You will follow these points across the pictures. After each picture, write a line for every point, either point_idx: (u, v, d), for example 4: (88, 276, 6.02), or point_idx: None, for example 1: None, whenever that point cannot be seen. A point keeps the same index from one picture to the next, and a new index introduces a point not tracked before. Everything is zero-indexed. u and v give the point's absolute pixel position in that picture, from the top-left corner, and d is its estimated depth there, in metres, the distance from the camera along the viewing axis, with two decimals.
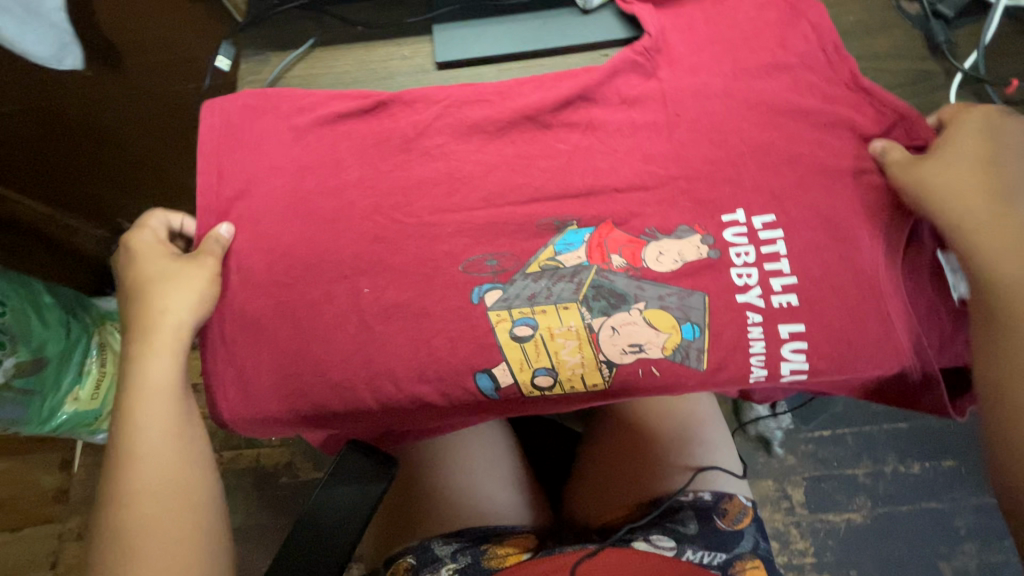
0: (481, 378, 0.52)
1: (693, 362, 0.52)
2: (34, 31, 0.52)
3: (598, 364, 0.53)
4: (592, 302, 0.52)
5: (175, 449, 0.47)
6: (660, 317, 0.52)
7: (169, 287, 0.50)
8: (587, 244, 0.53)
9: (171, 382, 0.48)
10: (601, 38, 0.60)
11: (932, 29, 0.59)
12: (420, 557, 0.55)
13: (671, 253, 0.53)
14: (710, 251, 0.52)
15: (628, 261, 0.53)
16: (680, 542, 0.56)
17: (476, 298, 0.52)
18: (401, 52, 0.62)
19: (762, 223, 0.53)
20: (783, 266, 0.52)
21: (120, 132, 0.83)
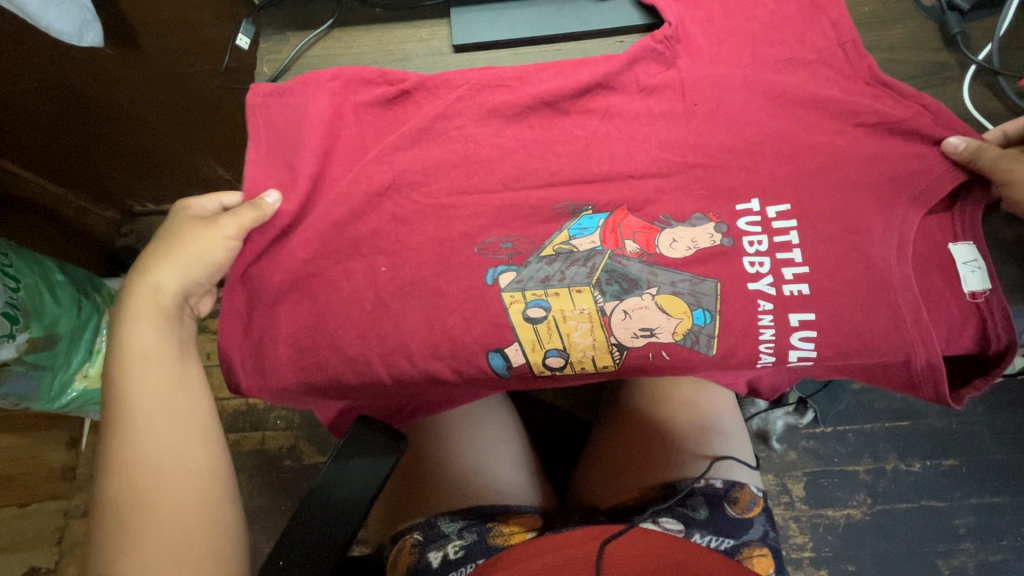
0: (493, 358, 0.53)
1: (704, 348, 0.53)
2: (56, 6, 0.53)
3: (609, 347, 0.53)
4: (604, 286, 0.53)
5: (164, 412, 0.47)
6: (671, 303, 0.53)
7: (181, 244, 0.50)
8: (601, 229, 0.54)
9: (158, 345, 0.49)
10: (617, 24, 0.60)
11: (948, 21, 0.59)
12: (425, 533, 0.56)
13: (685, 241, 0.53)
14: (723, 239, 0.53)
15: (642, 246, 0.53)
16: (688, 525, 0.57)
17: (491, 279, 0.53)
18: (419, 35, 0.62)
19: (776, 212, 0.53)
20: (795, 255, 0.52)
21: (134, 113, 0.83)
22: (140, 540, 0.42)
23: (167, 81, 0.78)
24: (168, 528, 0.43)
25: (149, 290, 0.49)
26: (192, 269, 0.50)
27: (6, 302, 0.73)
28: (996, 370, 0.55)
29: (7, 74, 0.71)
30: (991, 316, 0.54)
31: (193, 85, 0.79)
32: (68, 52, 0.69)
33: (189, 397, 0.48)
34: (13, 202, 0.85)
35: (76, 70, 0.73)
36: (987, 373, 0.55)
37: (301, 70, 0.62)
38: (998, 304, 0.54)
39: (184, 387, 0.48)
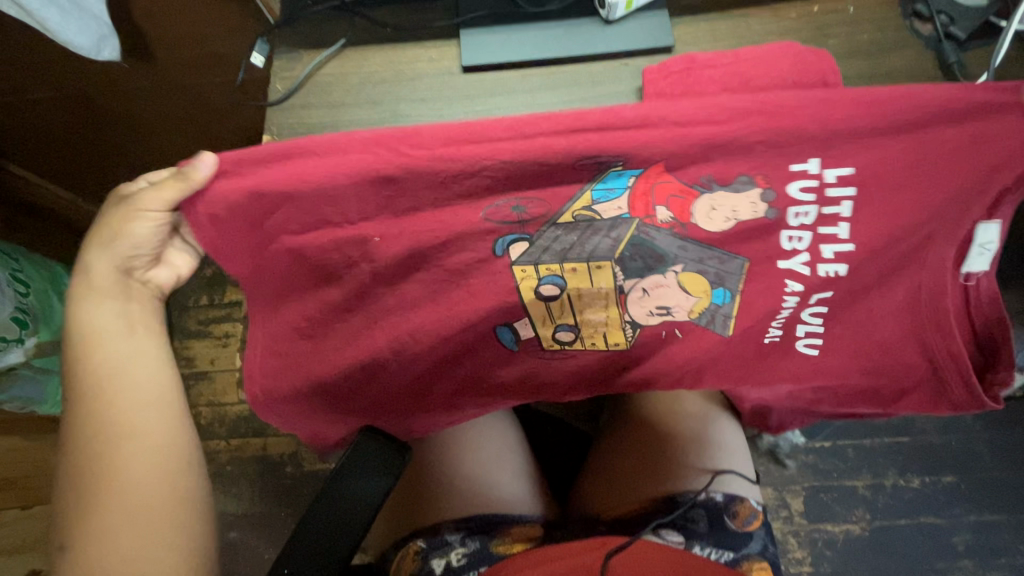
0: (502, 332, 0.54)
1: (720, 328, 0.53)
2: (77, 22, 0.54)
3: (621, 324, 0.54)
4: (626, 262, 0.49)
5: (126, 388, 0.47)
6: (693, 280, 0.50)
7: (111, 223, 0.45)
8: (631, 191, 0.44)
9: (112, 325, 0.48)
10: (625, 47, 0.58)
11: (944, 51, 0.57)
12: (429, 540, 0.57)
13: (724, 209, 0.45)
14: (766, 211, 0.45)
15: (675, 214, 0.45)
16: (689, 537, 0.58)
17: (499, 250, 0.47)
18: (428, 56, 0.61)
19: (835, 177, 0.43)
20: (841, 231, 0.46)
21: (146, 124, 0.84)
22: (111, 506, 0.44)
23: (179, 92, 0.79)
24: (137, 497, 0.45)
25: (94, 266, 0.47)
26: (127, 239, 0.46)
27: (16, 307, 0.74)
28: (1004, 356, 0.53)
29: (21, 84, 0.73)
30: (981, 298, 0.52)
31: (206, 97, 0.80)
32: (84, 64, 0.71)
33: (154, 372, 0.49)
34: (19, 207, 0.88)
35: (93, 81, 0.74)
36: (998, 362, 0.54)
37: (315, 89, 0.60)
38: (986, 281, 0.51)
39: (144, 362, 0.48)
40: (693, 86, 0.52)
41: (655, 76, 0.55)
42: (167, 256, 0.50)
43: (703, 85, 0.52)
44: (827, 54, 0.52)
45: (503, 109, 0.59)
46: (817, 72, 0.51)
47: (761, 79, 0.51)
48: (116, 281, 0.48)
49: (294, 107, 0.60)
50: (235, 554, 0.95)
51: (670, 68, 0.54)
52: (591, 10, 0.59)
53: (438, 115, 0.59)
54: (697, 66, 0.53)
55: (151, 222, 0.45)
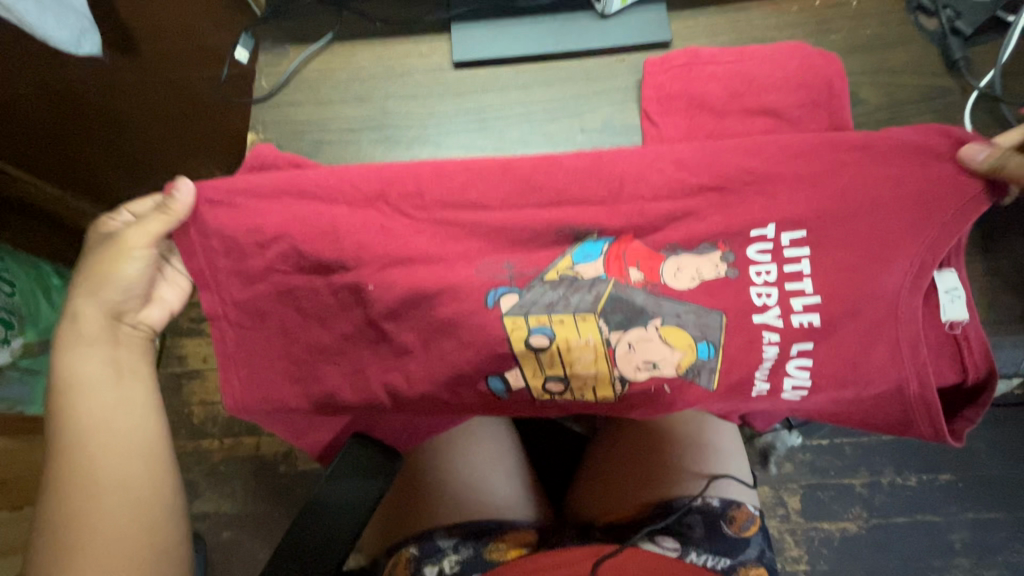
0: (491, 381, 0.52)
1: (705, 382, 0.51)
2: (54, 15, 0.52)
3: (611, 378, 0.52)
4: (609, 316, 0.51)
5: (106, 438, 0.47)
6: (677, 335, 0.51)
7: (94, 269, 0.49)
8: (605, 255, 0.51)
9: (101, 371, 0.49)
10: (621, 43, 0.56)
11: (950, 46, 0.55)
12: (422, 548, 0.57)
13: (690, 270, 0.50)
14: (728, 269, 0.50)
15: (645, 276, 0.51)
16: (684, 545, 0.57)
17: (492, 301, 0.50)
18: (418, 50, 0.59)
19: (789, 239, 0.49)
20: (806, 286, 0.49)
21: (132, 118, 0.82)
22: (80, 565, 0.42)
23: (166, 87, 0.77)
24: (104, 549, 0.43)
25: (84, 311, 0.49)
26: (116, 279, 0.49)
27: None
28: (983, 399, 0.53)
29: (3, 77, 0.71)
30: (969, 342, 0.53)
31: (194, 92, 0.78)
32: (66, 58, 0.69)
33: (128, 421, 0.48)
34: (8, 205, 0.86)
35: (76, 75, 0.72)
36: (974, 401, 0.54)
37: (302, 86, 0.59)
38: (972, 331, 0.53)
39: (126, 408, 0.49)
40: (691, 83, 0.53)
41: (655, 70, 0.54)
42: (155, 295, 0.53)
43: (704, 83, 0.53)
44: (837, 59, 0.53)
45: (496, 107, 0.57)
46: (822, 78, 0.52)
47: (761, 79, 0.52)
48: (105, 326, 0.50)
49: (279, 105, 0.58)
50: (230, 554, 0.95)
51: (671, 63, 0.55)
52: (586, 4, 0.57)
53: (430, 113, 0.57)
54: (699, 63, 0.54)
55: (140, 261, 0.49)
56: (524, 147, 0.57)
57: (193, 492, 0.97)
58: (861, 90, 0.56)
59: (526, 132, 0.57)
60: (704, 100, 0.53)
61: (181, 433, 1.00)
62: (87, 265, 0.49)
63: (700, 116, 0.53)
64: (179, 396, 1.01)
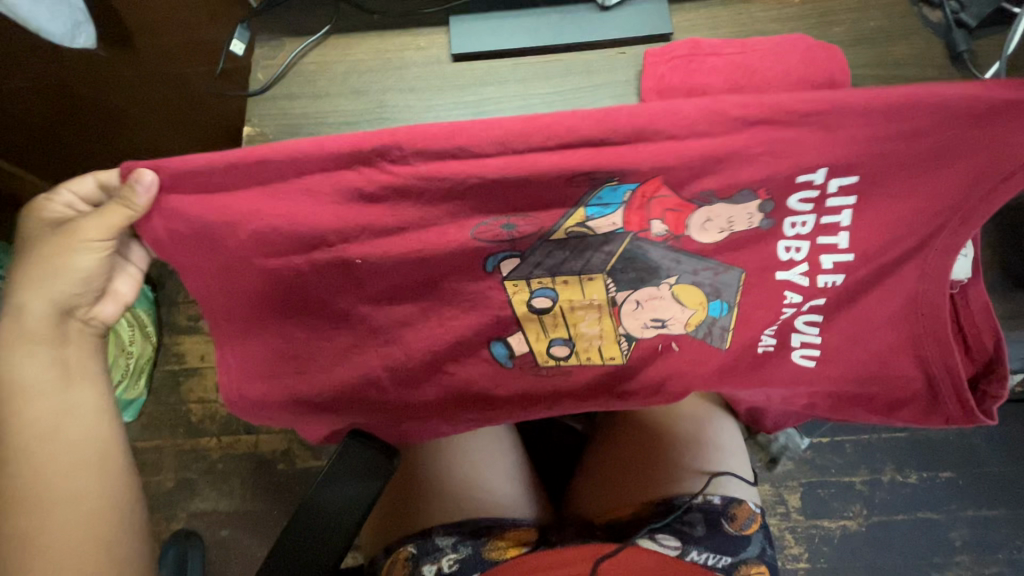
0: (496, 348, 0.53)
1: (716, 341, 0.52)
2: (48, 9, 0.51)
3: (617, 338, 0.53)
4: (619, 275, 0.48)
5: (44, 448, 0.45)
6: (689, 293, 0.49)
7: (42, 263, 0.44)
8: (626, 206, 0.42)
9: (45, 377, 0.45)
10: (621, 35, 0.56)
11: (954, 38, 0.55)
12: (420, 546, 0.56)
13: (720, 222, 0.44)
14: (762, 220, 0.44)
15: (670, 228, 0.44)
16: (685, 542, 0.56)
17: (491, 266, 0.46)
18: (417, 43, 0.58)
19: (837, 186, 0.43)
20: (840, 241, 0.46)
21: (126, 112, 0.81)
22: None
23: (162, 80, 0.76)
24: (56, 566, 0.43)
25: (30, 306, 0.45)
26: (70, 274, 0.44)
27: None
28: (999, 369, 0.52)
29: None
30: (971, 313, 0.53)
31: (189, 86, 0.77)
32: (59, 51, 0.69)
33: (84, 428, 0.47)
34: None
35: (70, 70, 0.72)
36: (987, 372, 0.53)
37: (298, 78, 0.58)
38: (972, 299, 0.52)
39: (77, 414, 0.46)
40: (693, 73, 0.53)
41: (656, 61, 0.54)
42: (111, 286, 0.49)
43: (706, 73, 0.52)
44: (840, 51, 0.52)
45: (494, 100, 0.56)
46: (824, 71, 0.51)
47: (763, 71, 0.51)
48: (54, 323, 0.46)
49: (276, 98, 0.57)
50: (226, 552, 0.94)
51: (673, 52, 0.54)
52: None
53: (427, 105, 0.57)
54: (701, 53, 0.53)
55: (90, 255, 0.44)
56: None
57: (190, 490, 0.97)
58: (865, 83, 0.55)
59: None
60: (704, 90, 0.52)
61: (179, 430, 0.99)
62: (31, 254, 0.44)
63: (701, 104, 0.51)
64: (176, 393, 1.01)
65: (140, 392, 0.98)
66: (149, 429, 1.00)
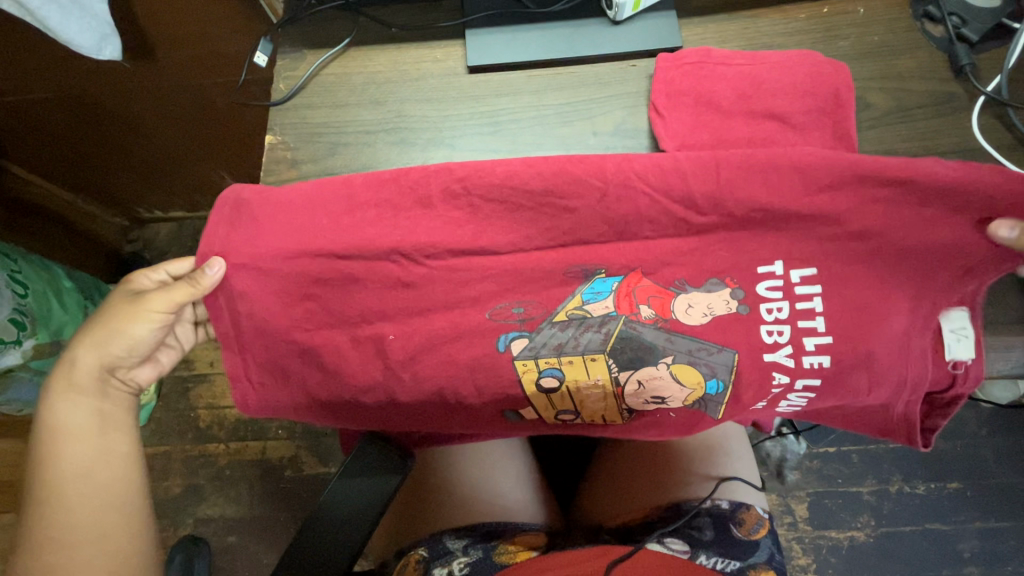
0: (508, 416, 0.53)
1: (711, 412, 0.52)
2: (77, 21, 0.53)
3: (620, 409, 0.53)
4: (618, 355, 0.51)
5: (75, 488, 0.43)
6: (686, 372, 0.51)
7: (104, 324, 0.47)
8: (615, 292, 0.51)
9: (85, 421, 0.45)
10: (632, 48, 0.58)
11: (957, 52, 0.56)
12: (431, 549, 0.56)
13: (701, 306, 0.50)
14: (739, 306, 0.50)
15: (656, 312, 0.51)
16: (694, 546, 0.57)
17: (502, 346, 0.50)
18: (433, 55, 0.60)
19: (800, 275, 0.49)
20: (819, 325, 0.49)
21: (144, 122, 0.83)
22: None
23: (179, 91, 0.78)
24: None
25: (82, 359, 0.46)
26: (125, 337, 0.47)
27: (14, 308, 0.74)
28: None
29: (21, 83, 0.73)
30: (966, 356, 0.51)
31: (207, 97, 0.79)
32: (84, 63, 0.71)
33: (112, 474, 0.45)
34: (23, 206, 0.89)
35: (91, 81, 0.74)
36: (940, 410, 0.52)
37: (318, 89, 0.59)
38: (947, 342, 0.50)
39: (106, 459, 0.45)
40: (701, 81, 0.54)
41: (667, 65, 0.56)
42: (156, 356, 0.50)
43: (714, 82, 0.54)
44: (846, 68, 0.54)
45: (509, 111, 0.58)
46: (828, 86, 0.53)
47: (769, 82, 0.53)
48: (98, 377, 0.47)
49: (297, 107, 0.59)
50: (233, 558, 0.94)
51: (684, 59, 0.56)
52: (598, 12, 0.58)
53: (443, 116, 0.58)
54: (710, 62, 0.55)
55: (148, 323, 0.47)
56: (539, 149, 0.57)
57: (198, 496, 0.97)
58: (869, 95, 0.57)
59: (539, 134, 0.57)
60: (711, 99, 0.54)
61: (187, 435, 1.00)
62: (100, 317, 0.47)
63: (708, 114, 0.54)
64: (186, 399, 1.02)
65: (151, 399, 0.98)
66: (157, 435, 1.00)
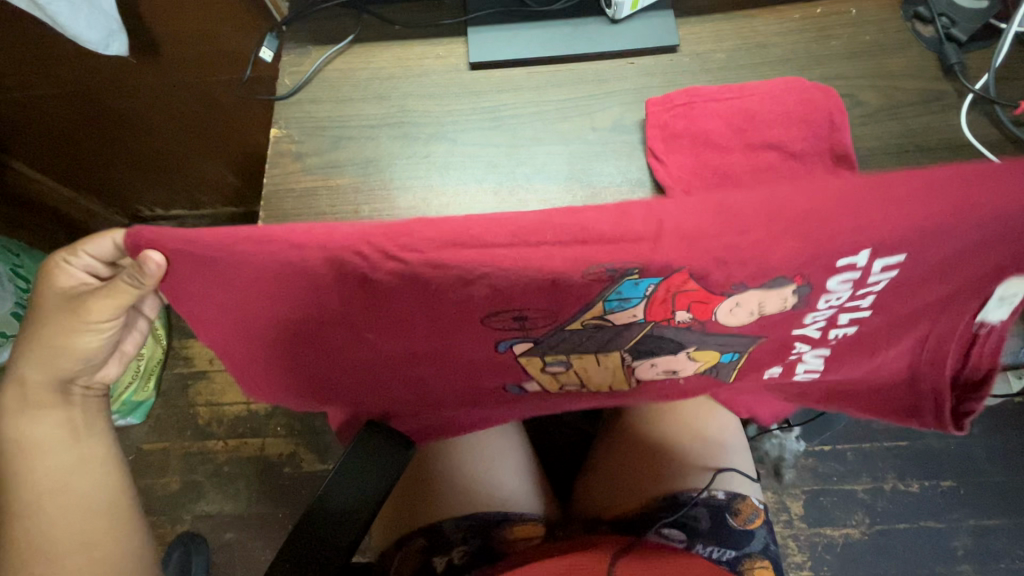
0: (509, 388, 0.53)
1: (721, 376, 0.54)
2: (87, 16, 0.54)
3: (626, 377, 0.52)
4: (639, 345, 0.46)
5: (59, 502, 0.44)
6: (705, 352, 0.48)
7: (43, 333, 0.41)
8: (649, 299, 0.40)
9: (56, 435, 0.45)
10: (629, 46, 0.59)
11: (946, 51, 0.58)
12: (431, 539, 0.58)
13: (747, 307, 0.42)
14: (795, 297, 0.41)
15: (694, 316, 0.42)
16: (691, 536, 0.58)
17: (503, 348, 0.45)
18: (436, 52, 0.61)
19: (882, 266, 0.39)
20: (853, 314, 0.45)
21: (148, 119, 0.84)
22: None
23: (183, 89, 0.79)
24: None
25: (29, 375, 0.43)
26: (72, 349, 0.42)
27: (17, 301, 0.75)
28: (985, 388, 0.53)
29: (27, 80, 0.74)
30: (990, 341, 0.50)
31: (211, 95, 0.80)
32: (90, 60, 0.72)
33: (94, 480, 0.46)
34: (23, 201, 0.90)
35: (98, 79, 0.75)
36: (973, 393, 0.54)
37: (322, 84, 0.60)
38: (995, 336, 0.49)
39: (83, 470, 0.46)
40: (694, 120, 0.55)
41: (657, 109, 0.56)
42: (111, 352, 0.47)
43: (707, 121, 0.55)
44: (834, 93, 0.56)
45: (510, 106, 0.59)
46: (821, 110, 0.55)
47: (762, 114, 0.55)
48: (57, 390, 0.44)
49: (302, 102, 0.60)
50: (230, 555, 0.94)
51: (673, 102, 0.56)
52: (597, 11, 0.60)
53: (444, 111, 0.59)
54: (699, 101, 0.56)
55: (99, 329, 0.42)
56: (540, 143, 0.57)
57: (195, 493, 0.98)
58: (862, 92, 0.58)
59: (540, 129, 0.58)
60: (708, 138, 0.55)
61: (186, 432, 1.01)
62: (34, 323, 0.41)
63: (708, 152, 0.55)
64: (185, 396, 1.03)
65: (149, 394, 1.00)
66: (156, 431, 1.01)
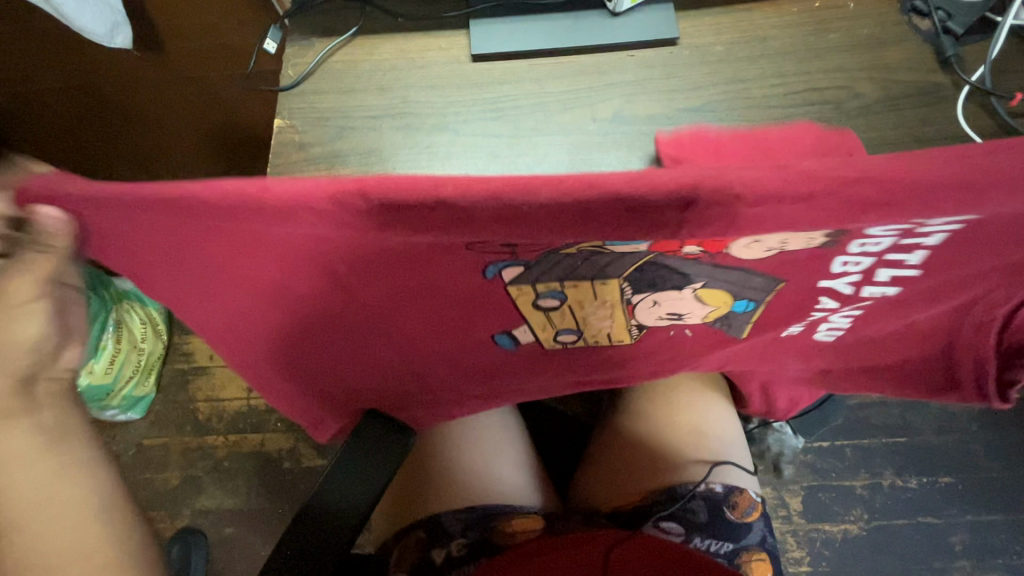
0: (499, 337, 0.47)
1: (733, 331, 0.48)
2: (91, 9, 0.54)
3: (628, 326, 0.47)
4: (637, 279, 0.38)
5: (42, 528, 0.35)
6: (713, 295, 0.42)
7: None
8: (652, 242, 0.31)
9: (28, 444, 0.35)
10: (629, 38, 0.59)
11: (942, 44, 0.58)
12: (431, 531, 0.58)
13: (766, 244, 0.33)
14: (824, 241, 0.33)
15: (705, 250, 0.33)
16: (688, 529, 0.58)
17: (490, 275, 0.36)
18: (438, 44, 0.61)
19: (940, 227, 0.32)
20: (910, 258, 0.37)
21: (151, 113, 0.85)
22: None
23: (187, 83, 0.79)
24: None
25: None
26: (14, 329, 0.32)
27: None
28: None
29: (31, 73, 0.74)
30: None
31: (214, 89, 0.81)
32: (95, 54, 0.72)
33: (69, 497, 0.37)
34: None
35: (101, 73, 0.76)
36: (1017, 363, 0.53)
37: (326, 75, 0.61)
38: None
39: (59, 487, 0.36)
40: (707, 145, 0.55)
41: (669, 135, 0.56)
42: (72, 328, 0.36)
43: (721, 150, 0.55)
44: (851, 131, 0.56)
45: (512, 97, 0.59)
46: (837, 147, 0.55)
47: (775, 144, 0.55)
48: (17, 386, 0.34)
49: (305, 93, 0.60)
50: (229, 551, 0.94)
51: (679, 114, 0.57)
52: (598, 4, 0.61)
53: (446, 102, 0.59)
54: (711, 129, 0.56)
55: (37, 302, 0.31)
56: (541, 134, 0.58)
57: (195, 488, 0.98)
58: (859, 84, 0.58)
59: (541, 121, 0.58)
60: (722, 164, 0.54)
61: (186, 428, 1.01)
62: None
63: None
64: (185, 391, 1.03)
65: (149, 389, 1.00)
66: (156, 426, 1.01)
